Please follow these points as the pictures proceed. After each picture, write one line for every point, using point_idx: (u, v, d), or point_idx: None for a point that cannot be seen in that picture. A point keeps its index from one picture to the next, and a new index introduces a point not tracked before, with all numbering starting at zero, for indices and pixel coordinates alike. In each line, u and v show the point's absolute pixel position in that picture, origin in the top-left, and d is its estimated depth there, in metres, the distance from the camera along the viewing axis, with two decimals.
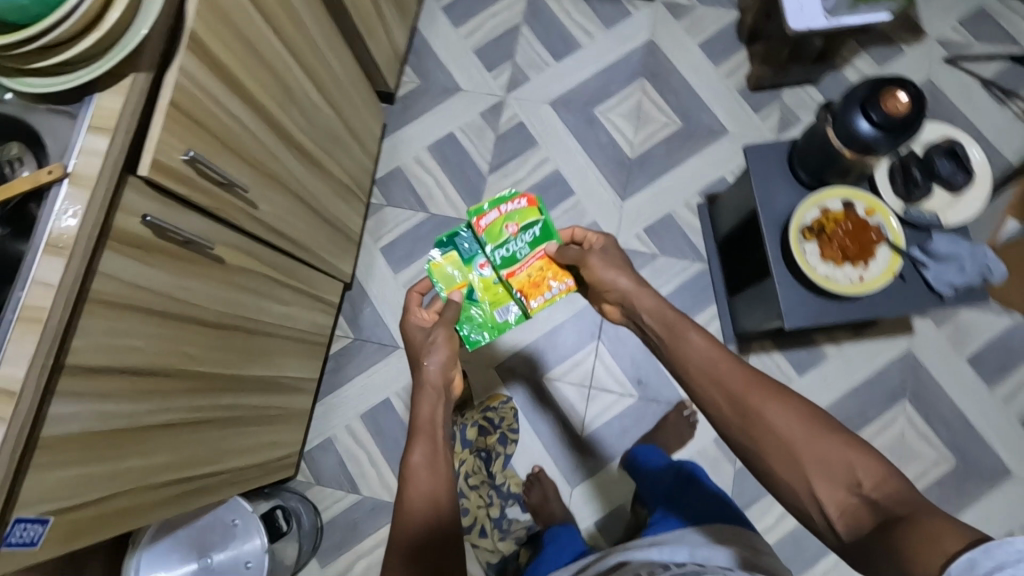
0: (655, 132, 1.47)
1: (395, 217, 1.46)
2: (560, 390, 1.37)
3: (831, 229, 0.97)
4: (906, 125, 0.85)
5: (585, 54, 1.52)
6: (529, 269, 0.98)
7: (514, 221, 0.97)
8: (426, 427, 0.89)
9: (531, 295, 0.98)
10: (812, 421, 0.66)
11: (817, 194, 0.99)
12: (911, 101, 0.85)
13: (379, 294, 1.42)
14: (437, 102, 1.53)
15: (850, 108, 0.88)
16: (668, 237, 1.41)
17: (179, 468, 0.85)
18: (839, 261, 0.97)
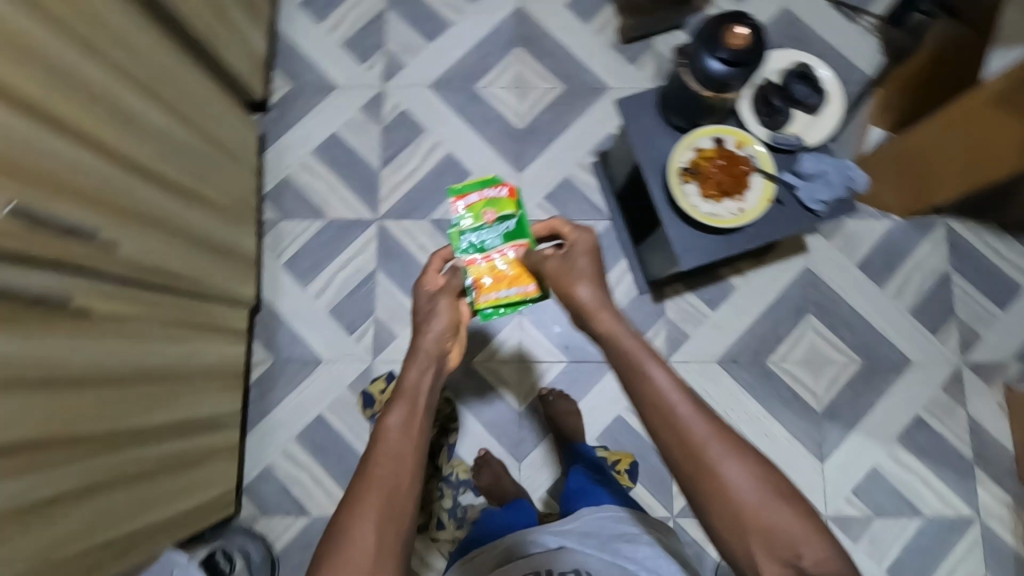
0: (538, 99, 1.47)
1: (292, 229, 1.41)
2: (491, 370, 1.37)
3: (705, 167, 1.01)
4: (751, 57, 0.88)
5: (457, 30, 1.50)
6: (494, 261, 1.11)
7: (492, 211, 1.12)
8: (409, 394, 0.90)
9: (489, 285, 1.10)
10: (762, 477, 0.68)
11: (688, 137, 1.03)
12: (750, 34, 0.88)
13: (291, 311, 1.38)
14: (314, 103, 1.47)
15: (699, 51, 0.91)
16: (569, 201, 1.43)
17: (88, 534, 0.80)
18: (718, 197, 1.01)
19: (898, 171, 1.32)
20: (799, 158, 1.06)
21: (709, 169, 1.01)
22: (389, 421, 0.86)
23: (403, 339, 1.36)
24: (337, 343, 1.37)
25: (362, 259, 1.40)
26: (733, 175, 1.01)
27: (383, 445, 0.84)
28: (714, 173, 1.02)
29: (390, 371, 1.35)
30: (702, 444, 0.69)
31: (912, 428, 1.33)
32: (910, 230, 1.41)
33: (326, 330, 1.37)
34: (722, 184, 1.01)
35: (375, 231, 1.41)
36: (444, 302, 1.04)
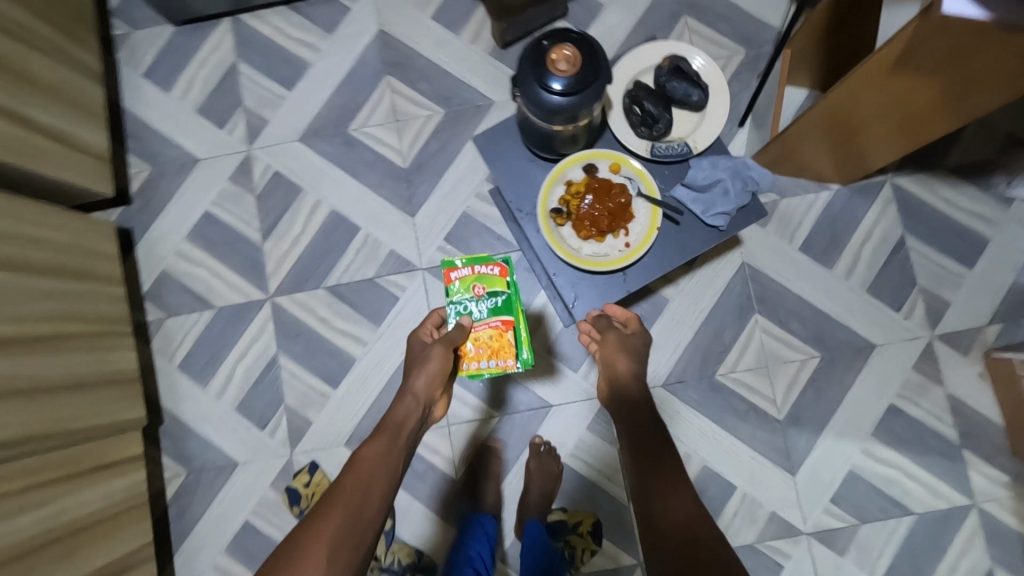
0: (419, 130, 1.32)
1: (180, 326, 1.30)
2: (444, 435, 1.26)
3: (577, 204, 0.91)
4: (588, 74, 0.76)
5: (318, 70, 1.34)
6: (480, 332, 1.16)
7: (483, 284, 1.17)
8: (393, 425, 0.99)
9: (471, 355, 1.15)
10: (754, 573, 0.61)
11: (555, 169, 0.92)
12: (576, 51, 0.76)
13: (195, 415, 1.27)
14: (178, 182, 1.33)
15: (529, 86, 0.78)
16: (472, 237, 1.28)
17: None
18: (599, 237, 0.91)
19: (831, 138, 1.08)
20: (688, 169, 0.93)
21: (582, 206, 0.91)
22: (368, 452, 0.93)
23: (319, 424, 1.26)
24: (250, 441, 1.26)
25: (260, 344, 1.28)
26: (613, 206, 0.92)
27: (361, 473, 0.90)
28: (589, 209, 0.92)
29: (311, 461, 1.25)
30: (698, 523, 0.67)
31: (887, 419, 1.20)
32: (854, 197, 1.25)
33: (236, 428, 1.27)
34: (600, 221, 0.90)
35: (268, 311, 1.29)
36: (434, 351, 1.09)
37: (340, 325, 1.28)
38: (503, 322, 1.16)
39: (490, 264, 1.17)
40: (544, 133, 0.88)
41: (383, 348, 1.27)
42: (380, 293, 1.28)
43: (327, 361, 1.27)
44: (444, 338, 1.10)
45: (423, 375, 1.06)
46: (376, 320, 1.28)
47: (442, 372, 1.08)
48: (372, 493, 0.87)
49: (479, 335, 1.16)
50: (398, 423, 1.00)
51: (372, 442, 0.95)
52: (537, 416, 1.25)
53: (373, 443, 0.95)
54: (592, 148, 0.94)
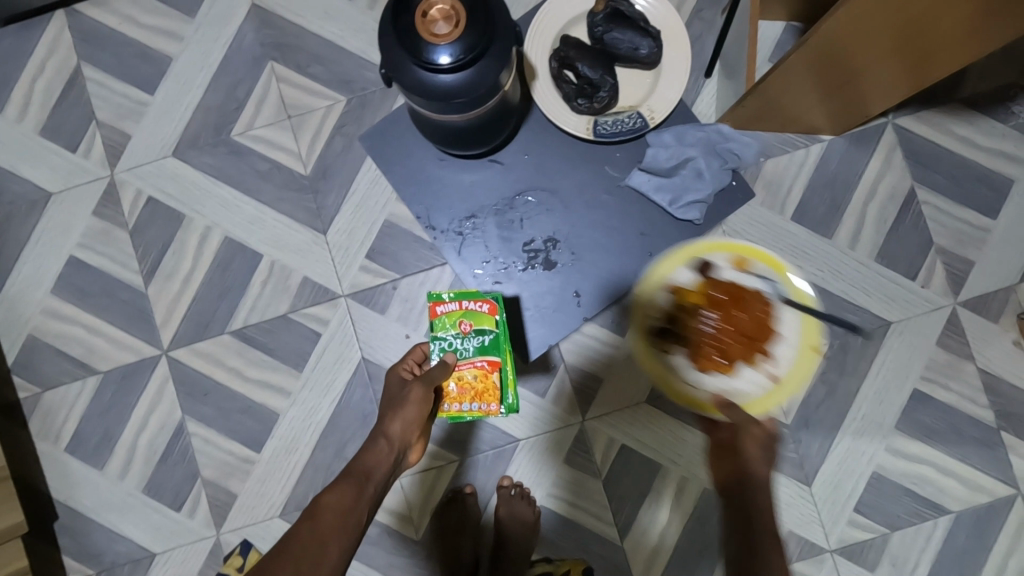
0: (319, 125, 1.07)
1: (60, 400, 1.07)
2: (395, 490, 1.06)
3: (697, 323, 0.91)
4: (473, 23, 0.63)
5: (184, 65, 1.08)
6: (463, 372, 0.93)
7: (471, 319, 0.93)
8: (359, 474, 0.77)
9: (452, 396, 0.93)
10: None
11: (658, 274, 0.95)
12: (439, 6, 0.62)
13: (96, 505, 1.06)
14: (30, 223, 1.08)
15: (421, 78, 0.65)
16: (400, 250, 1.05)
17: None
18: (732, 370, 0.92)
19: (819, 85, 0.86)
20: (650, 146, 1.02)
21: (702, 329, 0.91)
22: (328, 497, 0.72)
23: (246, 496, 1.05)
24: (166, 527, 1.05)
25: (162, 410, 1.06)
26: (749, 331, 0.91)
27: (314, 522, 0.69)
28: (716, 334, 0.90)
29: (243, 540, 1.04)
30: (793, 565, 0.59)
31: (912, 409, 1.02)
32: (851, 148, 1.04)
33: (148, 513, 1.06)
34: (730, 354, 0.91)
35: (165, 368, 1.06)
36: (412, 393, 0.87)
37: (255, 376, 1.06)
38: (490, 363, 0.93)
39: (480, 295, 0.94)
40: (452, 129, 0.81)
41: (310, 397, 1.05)
42: (298, 331, 1.06)
43: (244, 419, 1.06)
44: (428, 378, 0.88)
45: (400, 420, 0.84)
46: (297, 363, 1.06)
47: (422, 417, 0.87)
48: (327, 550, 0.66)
49: (464, 374, 0.94)
50: (364, 473, 0.78)
51: (336, 487, 0.74)
52: (504, 455, 1.05)
53: (338, 488, 0.74)
54: (705, 242, 0.95)
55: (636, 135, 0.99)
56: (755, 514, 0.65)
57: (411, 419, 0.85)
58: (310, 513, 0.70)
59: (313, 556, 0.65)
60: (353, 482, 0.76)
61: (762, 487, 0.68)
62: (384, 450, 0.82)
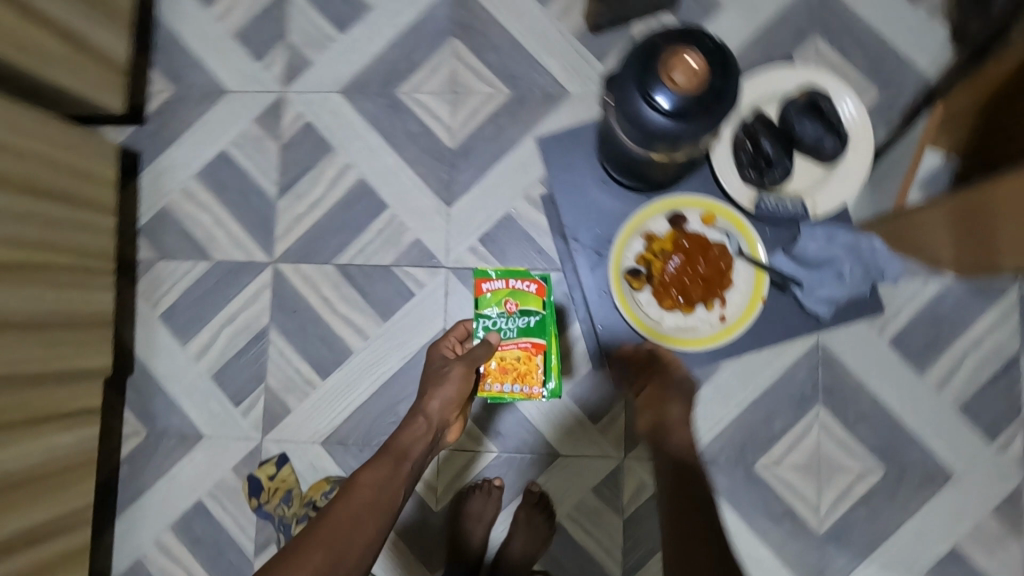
0: (476, 108, 1.14)
1: (169, 273, 1.16)
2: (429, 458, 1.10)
3: (658, 271, 1.00)
4: (709, 95, 0.68)
5: (377, 16, 1.16)
6: (506, 354, 1.02)
7: (517, 301, 1.02)
8: (396, 453, 0.84)
9: (495, 375, 1.02)
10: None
11: (636, 222, 1.01)
12: (691, 67, 0.67)
13: (167, 375, 1.14)
14: (198, 112, 1.18)
15: (638, 122, 0.71)
16: (510, 243, 1.11)
17: None
18: (683, 308, 1.01)
19: (958, 229, 0.87)
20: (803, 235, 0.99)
21: (662, 276, 1.00)
22: (364, 477, 0.80)
23: (298, 414, 1.12)
24: (219, 416, 1.13)
25: (252, 313, 1.14)
26: (705, 277, 1.00)
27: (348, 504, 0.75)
28: (677, 277, 1.00)
29: (281, 453, 1.11)
30: None
31: (946, 564, 1.01)
32: (969, 294, 1.04)
33: (208, 399, 1.14)
34: (686, 291, 1.00)
35: (267, 277, 1.15)
36: (453, 370, 0.94)
37: (343, 312, 1.13)
38: (534, 345, 1.02)
39: (530, 277, 1.02)
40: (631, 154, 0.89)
41: (383, 348, 1.12)
42: (393, 285, 1.12)
43: (320, 346, 1.13)
44: (469, 359, 0.95)
45: (437, 400, 0.91)
46: (383, 314, 1.12)
47: (459, 396, 0.93)
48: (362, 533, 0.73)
49: (508, 354, 1.02)
50: (402, 452, 0.84)
51: (371, 467, 0.81)
52: (538, 463, 1.09)
53: (373, 465, 0.81)
54: (686, 195, 1.01)
55: (793, 223, 1.01)
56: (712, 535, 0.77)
57: (448, 400, 0.91)
58: (347, 489, 0.78)
59: (349, 537, 0.72)
60: (388, 461, 0.82)
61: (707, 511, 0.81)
62: (422, 429, 0.88)
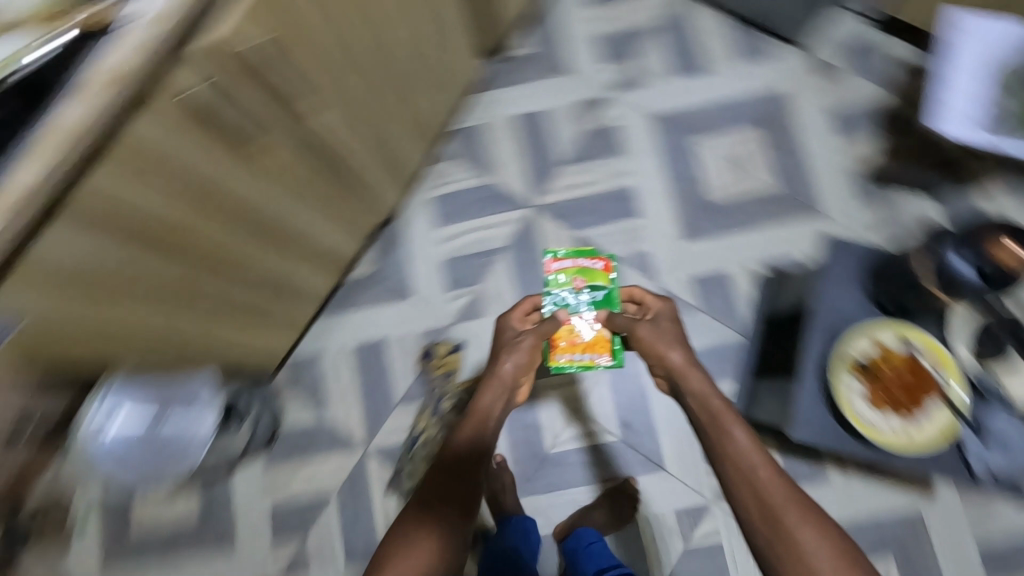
0: (746, 184, 1.36)
1: (456, 171, 1.44)
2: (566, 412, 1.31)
3: (878, 369, 1.07)
4: (1012, 275, 1.07)
5: (709, 79, 1.42)
6: (571, 328, 1.23)
7: (586, 280, 1.25)
8: (481, 415, 1.07)
9: (565, 344, 1.23)
10: (839, 545, 0.85)
11: (874, 326, 1.09)
12: (1017, 253, 1.06)
13: (413, 240, 1.42)
14: (541, 73, 1.47)
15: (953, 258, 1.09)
16: (716, 294, 1.32)
17: (152, 333, 0.91)
18: (883, 409, 1.05)
19: None
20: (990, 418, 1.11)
21: (880, 373, 1.07)
22: (462, 436, 1.04)
23: (488, 322, 1.37)
24: (432, 290, 1.40)
25: (496, 233, 1.41)
26: (912, 396, 1.06)
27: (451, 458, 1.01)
28: (892, 382, 1.07)
29: (460, 342, 1.36)
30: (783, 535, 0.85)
31: None
32: None
33: (431, 274, 1.41)
34: (893, 398, 1.06)
35: (522, 214, 1.41)
36: (526, 341, 1.13)
37: None
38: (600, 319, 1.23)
39: (593, 261, 1.26)
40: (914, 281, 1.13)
41: None
42: None
43: (530, 284, 1.37)
44: (541, 333, 1.14)
45: (510, 363, 1.12)
46: None
47: (528, 361, 1.14)
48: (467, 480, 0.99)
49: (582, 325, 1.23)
50: (484, 414, 1.07)
51: (463, 429, 1.05)
52: (644, 466, 1.27)
53: (461, 429, 1.06)
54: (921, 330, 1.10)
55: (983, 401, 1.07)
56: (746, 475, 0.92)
57: (520, 365, 1.13)
58: (448, 447, 1.03)
59: (459, 485, 0.98)
60: (473, 424, 1.06)
61: (741, 455, 0.94)
62: (498, 391, 1.10)
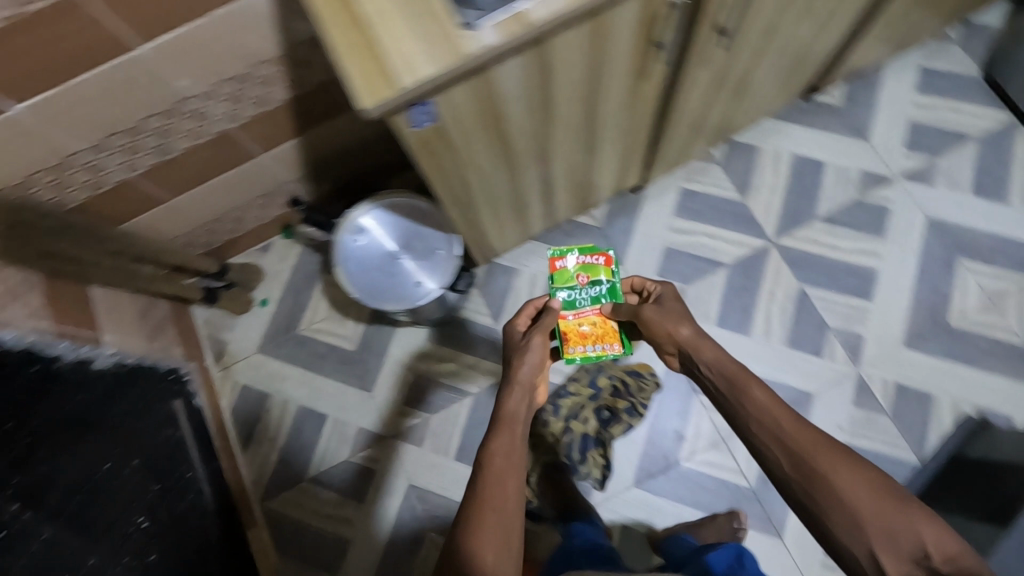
0: (992, 325, 1.32)
1: (715, 176, 1.47)
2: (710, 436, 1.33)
3: None
4: None
5: (1002, 212, 1.38)
6: (583, 319, 1.11)
7: (587, 274, 1.14)
8: (507, 418, 0.91)
9: (576, 335, 1.11)
10: (886, 493, 0.71)
11: None
12: None
13: (646, 216, 1.46)
14: (838, 128, 1.47)
15: None
16: (910, 409, 1.29)
17: (468, 186, 0.98)
18: None
19: None
20: None
21: None
22: (495, 445, 0.87)
23: None
24: (642, 268, 1.43)
25: (726, 248, 1.42)
26: None
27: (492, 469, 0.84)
28: None
29: None
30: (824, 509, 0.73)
31: None
32: None
33: (648, 253, 1.44)
34: None
35: (758, 243, 1.41)
36: (535, 341, 1.01)
37: (772, 312, 1.37)
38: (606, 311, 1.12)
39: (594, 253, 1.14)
40: None
41: (767, 358, 1.35)
42: (817, 338, 1.34)
43: (735, 308, 1.38)
44: (546, 327, 1.03)
45: (525, 361, 0.98)
46: (790, 342, 1.35)
47: (543, 364, 1.02)
48: (508, 487, 0.82)
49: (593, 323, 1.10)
50: (512, 416, 0.92)
51: (495, 435, 0.88)
52: (762, 523, 1.27)
53: (495, 439, 0.87)
54: None
55: None
56: (794, 450, 0.77)
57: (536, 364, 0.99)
58: (484, 458, 0.85)
59: (501, 490, 0.81)
60: (506, 426, 0.90)
61: (766, 417, 0.81)
62: (519, 397, 0.94)
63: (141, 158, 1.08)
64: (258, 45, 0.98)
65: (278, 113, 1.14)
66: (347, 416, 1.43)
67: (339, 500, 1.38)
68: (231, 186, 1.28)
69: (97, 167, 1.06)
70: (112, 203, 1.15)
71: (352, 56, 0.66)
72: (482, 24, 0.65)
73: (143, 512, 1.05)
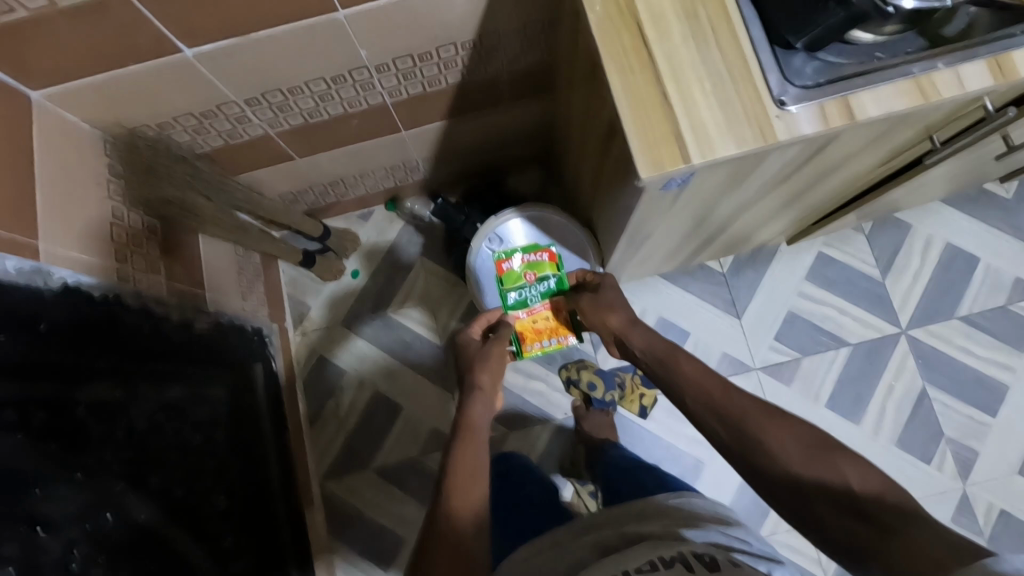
0: None
1: (857, 247, 1.36)
2: None
3: None
4: None
5: None
6: (534, 317, 1.03)
7: (534, 272, 1.03)
8: (466, 428, 0.79)
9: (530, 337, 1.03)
10: (816, 445, 0.64)
11: None
12: None
13: (774, 273, 1.36)
14: (1001, 226, 1.36)
15: None
16: (1011, 540, 1.23)
17: (649, 232, 0.88)
18: None
19: None
20: None
21: None
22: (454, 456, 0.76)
23: (787, 393, 1.32)
24: (759, 327, 1.35)
25: (853, 328, 1.33)
26: None
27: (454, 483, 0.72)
28: None
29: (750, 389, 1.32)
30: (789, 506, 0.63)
31: None
32: None
33: (768, 314, 1.35)
34: None
35: (887, 330, 1.33)
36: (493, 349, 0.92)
37: (888, 408, 1.30)
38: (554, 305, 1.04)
39: (540, 248, 1.05)
40: None
41: (869, 452, 1.28)
42: (929, 444, 1.28)
43: (848, 393, 1.31)
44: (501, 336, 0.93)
45: (487, 371, 0.89)
46: (899, 443, 1.28)
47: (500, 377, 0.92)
48: (468, 502, 0.70)
49: (540, 321, 1.03)
50: (470, 425, 0.80)
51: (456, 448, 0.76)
52: None
53: (459, 450, 0.76)
54: None
55: None
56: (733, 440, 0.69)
57: (496, 372, 0.90)
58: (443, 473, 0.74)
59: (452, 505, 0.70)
60: (465, 434, 0.78)
61: (700, 391, 0.75)
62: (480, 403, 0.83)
63: (290, 118, 0.98)
64: (457, 27, 0.86)
65: (441, 95, 1.03)
66: (422, 412, 1.37)
67: (400, 496, 1.34)
68: (361, 156, 1.18)
69: (246, 121, 0.96)
70: (243, 155, 1.05)
71: (641, 113, 0.56)
72: (798, 108, 0.55)
73: (224, 487, 0.98)
